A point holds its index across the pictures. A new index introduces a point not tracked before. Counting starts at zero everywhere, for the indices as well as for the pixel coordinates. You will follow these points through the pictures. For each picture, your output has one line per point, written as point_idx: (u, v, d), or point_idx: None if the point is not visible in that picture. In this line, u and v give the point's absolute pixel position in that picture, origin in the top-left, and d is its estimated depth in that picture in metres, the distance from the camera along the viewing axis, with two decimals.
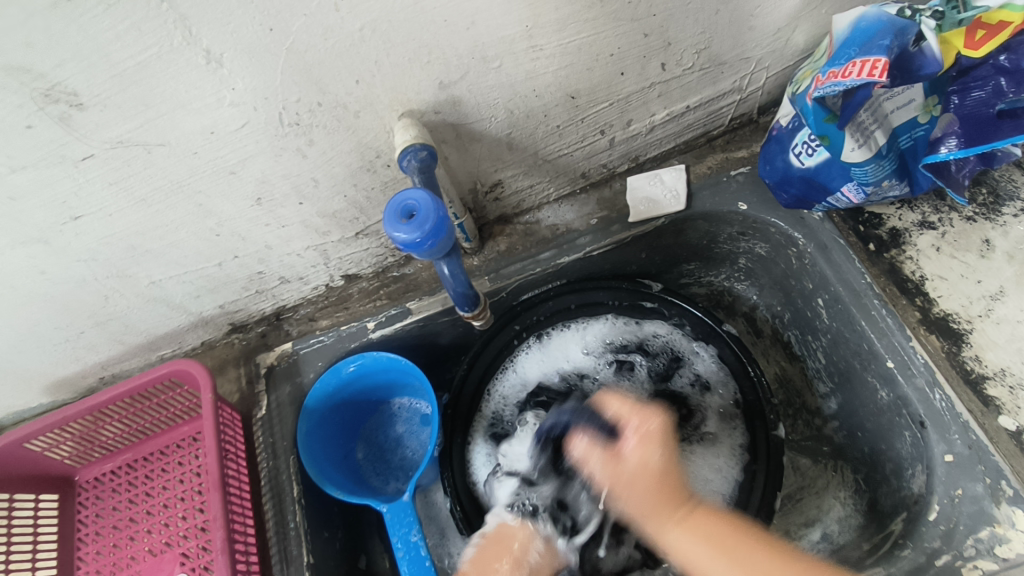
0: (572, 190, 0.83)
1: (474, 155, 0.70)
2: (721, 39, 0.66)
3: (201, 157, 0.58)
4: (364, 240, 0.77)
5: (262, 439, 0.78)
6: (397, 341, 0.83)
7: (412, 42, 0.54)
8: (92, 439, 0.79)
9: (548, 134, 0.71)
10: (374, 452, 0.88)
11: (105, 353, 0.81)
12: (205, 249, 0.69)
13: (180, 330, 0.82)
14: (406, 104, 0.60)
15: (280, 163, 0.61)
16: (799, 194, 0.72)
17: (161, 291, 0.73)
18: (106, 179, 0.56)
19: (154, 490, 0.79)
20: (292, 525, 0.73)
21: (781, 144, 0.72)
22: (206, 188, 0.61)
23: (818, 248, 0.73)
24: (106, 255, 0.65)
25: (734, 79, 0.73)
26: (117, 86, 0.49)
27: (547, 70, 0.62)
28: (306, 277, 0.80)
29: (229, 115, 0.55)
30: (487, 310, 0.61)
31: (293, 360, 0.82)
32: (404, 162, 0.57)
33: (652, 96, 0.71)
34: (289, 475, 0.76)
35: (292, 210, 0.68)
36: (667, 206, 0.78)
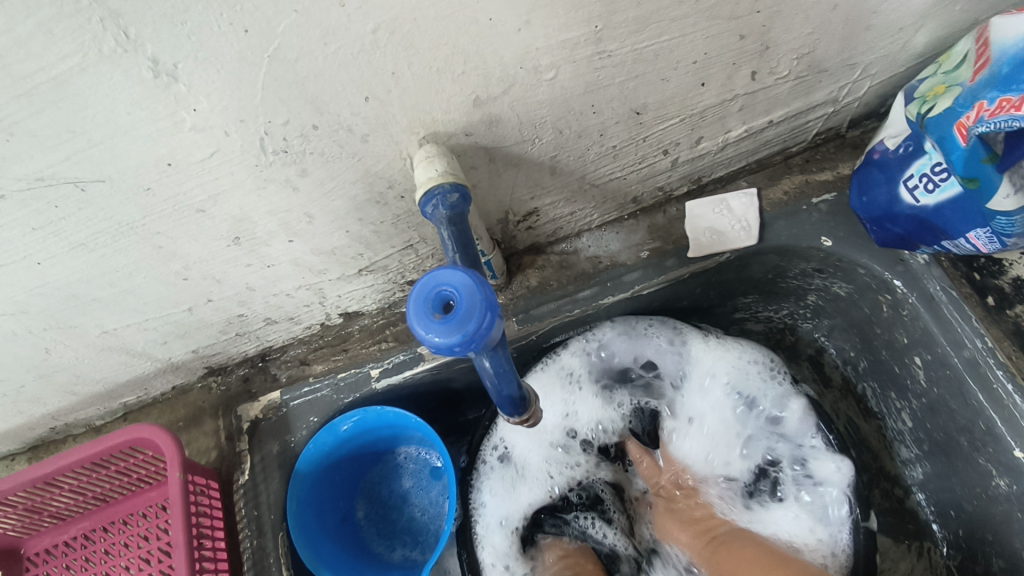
0: (618, 215, 0.69)
1: (509, 182, 0.55)
2: (829, 41, 0.52)
3: (157, 193, 0.43)
4: (369, 277, 0.63)
5: (243, 511, 0.65)
6: (406, 391, 0.70)
7: (443, 47, 0.39)
8: (39, 509, 0.65)
9: (602, 155, 0.57)
10: (377, 511, 0.76)
11: (55, 404, 0.67)
12: (171, 295, 0.55)
13: (145, 376, 0.68)
14: (430, 125, 0.45)
15: (264, 198, 0.47)
16: (905, 233, 0.59)
17: (118, 340, 0.59)
18: (27, 223, 0.42)
19: (115, 570, 0.66)
20: None
21: (886, 172, 0.58)
22: (167, 229, 0.47)
23: (923, 300, 0.60)
24: (41, 307, 0.51)
25: (831, 89, 0.59)
26: (26, 107, 0.34)
27: (613, 82, 0.47)
28: (298, 317, 0.66)
29: (192, 143, 0.40)
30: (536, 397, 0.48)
31: (282, 414, 0.69)
32: (428, 209, 0.43)
33: (732, 110, 0.57)
34: (277, 558, 0.64)
35: (280, 249, 0.54)
36: (735, 239, 0.65)
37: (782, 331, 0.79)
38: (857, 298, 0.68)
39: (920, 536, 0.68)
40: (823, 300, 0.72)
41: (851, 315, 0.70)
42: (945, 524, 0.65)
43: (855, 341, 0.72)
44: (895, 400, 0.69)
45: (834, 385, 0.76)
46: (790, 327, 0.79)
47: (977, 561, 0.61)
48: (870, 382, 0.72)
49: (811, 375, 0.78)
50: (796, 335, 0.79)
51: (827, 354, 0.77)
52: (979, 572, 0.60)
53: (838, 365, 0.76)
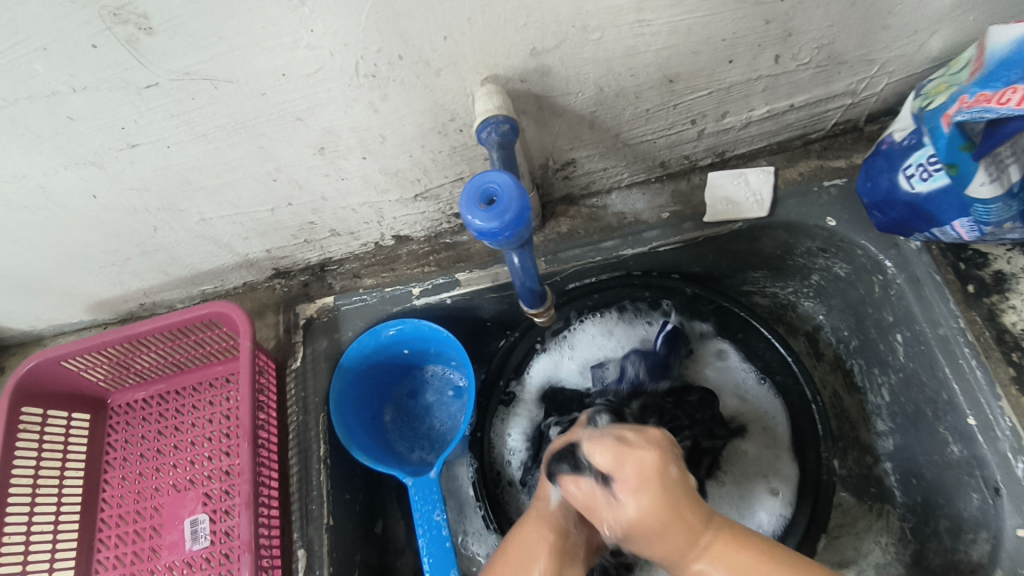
0: (647, 178, 0.77)
1: (552, 130, 0.64)
2: (848, 36, 0.59)
3: (269, 99, 0.54)
4: (422, 203, 0.73)
5: (294, 392, 0.76)
6: (440, 311, 0.81)
7: (512, 0, 0.48)
8: (127, 365, 0.78)
9: (635, 117, 0.65)
10: (402, 417, 0.86)
11: (150, 281, 0.80)
12: (260, 193, 0.66)
13: (224, 269, 0.80)
14: (491, 68, 0.54)
15: (350, 115, 0.57)
16: (899, 219, 0.66)
17: (210, 229, 0.71)
18: (168, 110, 0.53)
19: (183, 425, 0.79)
20: (316, 484, 0.72)
21: (889, 162, 0.65)
22: (270, 132, 0.58)
23: (908, 281, 0.67)
24: (160, 187, 0.63)
25: (849, 82, 0.66)
26: (191, 13, 0.45)
27: (650, 48, 0.56)
28: (357, 232, 0.77)
29: (304, 58, 0.50)
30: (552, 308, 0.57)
31: (333, 316, 0.80)
32: (483, 135, 0.52)
33: (756, 89, 0.64)
34: (317, 433, 0.75)
35: (354, 163, 0.64)
36: (748, 211, 0.73)
37: (784, 307, 0.87)
38: (854, 278, 0.74)
39: (881, 498, 0.75)
40: (824, 279, 0.79)
41: (848, 295, 0.77)
42: (907, 491, 0.72)
43: (849, 320, 0.79)
44: (877, 376, 0.76)
45: (825, 360, 0.84)
46: (793, 303, 0.86)
47: (928, 522, 0.68)
48: (858, 359, 0.79)
49: (806, 349, 0.86)
50: (797, 312, 0.86)
51: (823, 332, 0.84)
52: (929, 532, 0.68)
53: (832, 343, 0.83)
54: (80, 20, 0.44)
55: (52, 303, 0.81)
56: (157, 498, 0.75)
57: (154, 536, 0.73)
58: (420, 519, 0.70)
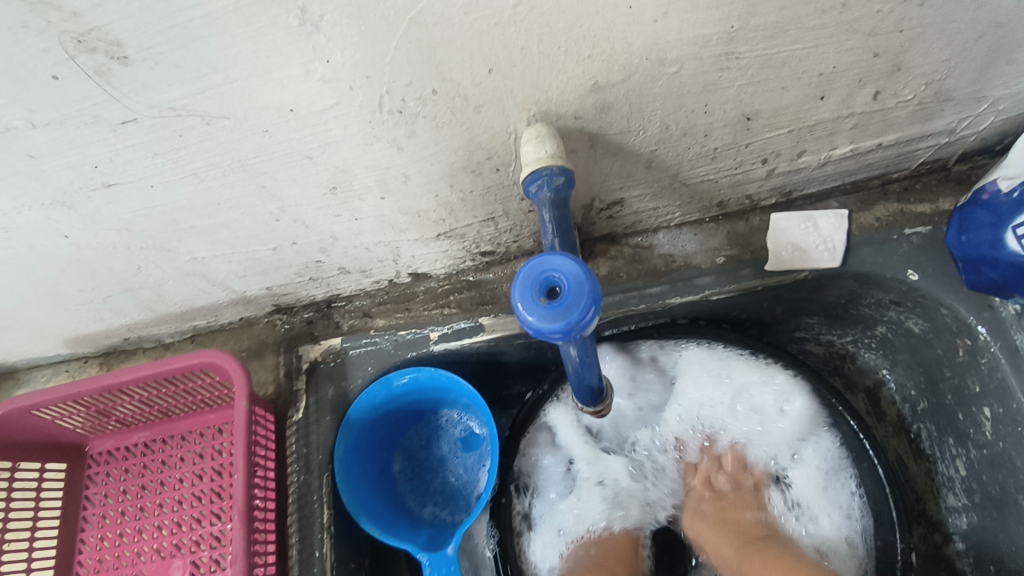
0: (699, 217, 0.68)
1: (602, 169, 0.55)
2: (964, 71, 0.49)
3: (272, 136, 0.44)
4: (445, 242, 0.64)
5: (294, 447, 0.67)
6: (460, 358, 0.72)
7: (578, 29, 0.39)
8: (107, 412, 0.70)
9: (700, 155, 0.56)
10: (413, 468, 0.78)
11: (134, 317, 0.71)
12: (261, 232, 0.57)
13: (219, 305, 0.71)
14: (542, 104, 0.45)
15: (369, 153, 0.48)
16: (1000, 280, 0.57)
17: (203, 267, 0.62)
18: (150, 147, 0.44)
19: (170, 480, 0.70)
20: (319, 557, 0.64)
21: (993, 215, 0.56)
22: (273, 170, 0.48)
23: (1006, 351, 0.58)
24: (142, 227, 0.53)
25: (950, 120, 0.56)
26: (177, 39, 0.35)
27: (732, 84, 0.46)
28: (370, 270, 0.68)
29: (317, 92, 0.41)
30: (609, 392, 0.48)
31: (339, 360, 0.71)
32: (532, 189, 0.44)
33: (843, 127, 0.55)
34: (320, 496, 0.66)
35: (371, 203, 0.55)
36: (817, 260, 0.64)
37: (840, 358, 0.78)
38: (932, 337, 0.66)
39: None
40: (891, 333, 0.70)
41: (921, 354, 0.68)
42: None
43: (919, 380, 0.70)
44: (951, 446, 0.68)
45: (886, 420, 0.75)
46: (851, 354, 0.77)
47: None
48: (926, 424, 0.70)
49: (865, 406, 0.77)
50: (855, 364, 0.77)
51: (885, 388, 0.75)
52: None
53: (895, 402, 0.74)
54: (34, 47, 0.34)
55: (24, 339, 0.72)
56: (139, 564, 0.67)
57: None
58: None
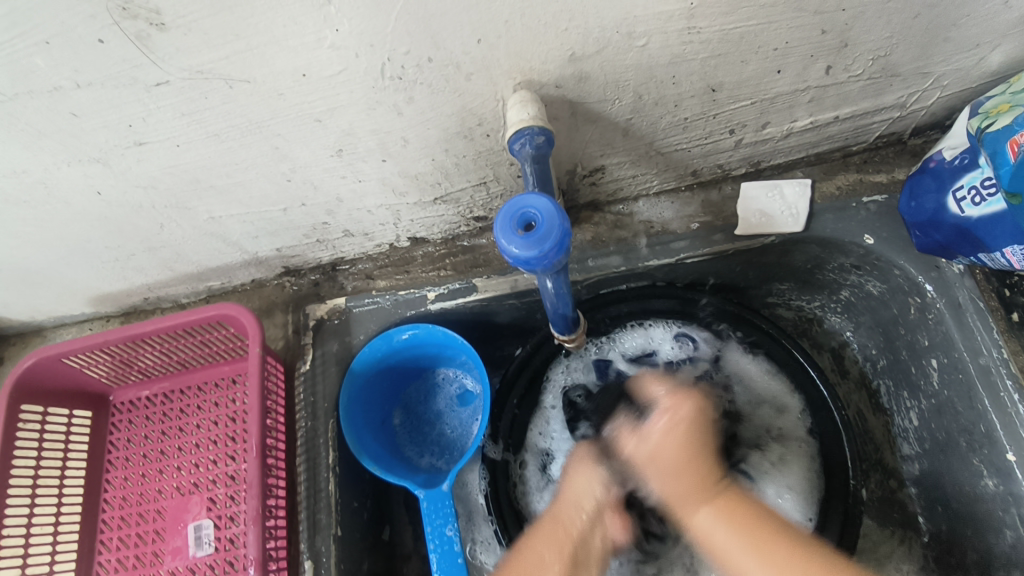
0: (676, 186, 0.74)
1: (583, 136, 0.61)
2: (906, 48, 0.55)
3: (287, 99, 0.50)
4: (441, 206, 0.70)
5: (303, 396, 0.74)
6: (455, 316, 0.78)
7: (555, 4, 0.44)
8: (130, 363, 0.76)
9: (672, 125, 0.61)
10: (412, 421, 0.85)
11: (153, 276, 0.77)
12: (273, 193, 0.63)
13: (232, 266, 0.77)
14: (526, 73, 0.51)
15: (371, 117, 0.54)
16: (944, 241, 0.63)
17: (219, 227, 0.68)
18: (178, 109, 0.49)
19: (187, 426, 0.76)
20: (325, 493, 0.70)
21: (938, 182, 0.62)
22: (286, 132, 0.54)
23: (950, 307, 0.64)
24: (167, 186, 0.59)
25: (900, 94, 0.62)
26: (207, 8, 0.41)
27: (696, 57, 0.52)
28: (372, 233, 0.74)
29: (327, 59, 0.46)
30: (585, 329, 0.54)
31: (344, 318, 0.77)
32: (516, 147, 0.49)
33: (802, 100, 0.60)
34: (326, 440, 0.72)
35: (373, 166, 0.61)
36: (782, 225, 0.69)
37: (809, 321, 0.84)
38: (888, 298, 0.71)
39: (904, 524, 0.74)
40: (854, 296, 0.76)
41: (879, 314, 0.74)
42: (931, 517, 0.70)
43: (878, 339, 0.76)
44: (905, 398, 0.74)
45: (850, 378, 0.81)
46: (818, 318, 0.83)
47: (954, 551, 0.67)
48: (885, 380, 0.77)
49: (830, 366, 0.83)
50: (823, 326, 0.83)
51: (849, 349, 0.81)
52: (954, 562, 0.67)
53: (858, 361, 0.80)
54: (85, 14, 0.40)
55: (51, 296, 0.78)
56: (160, 501, 0.73)
57: (157, 541, 0.71)
58: (431, 533, 0.68)
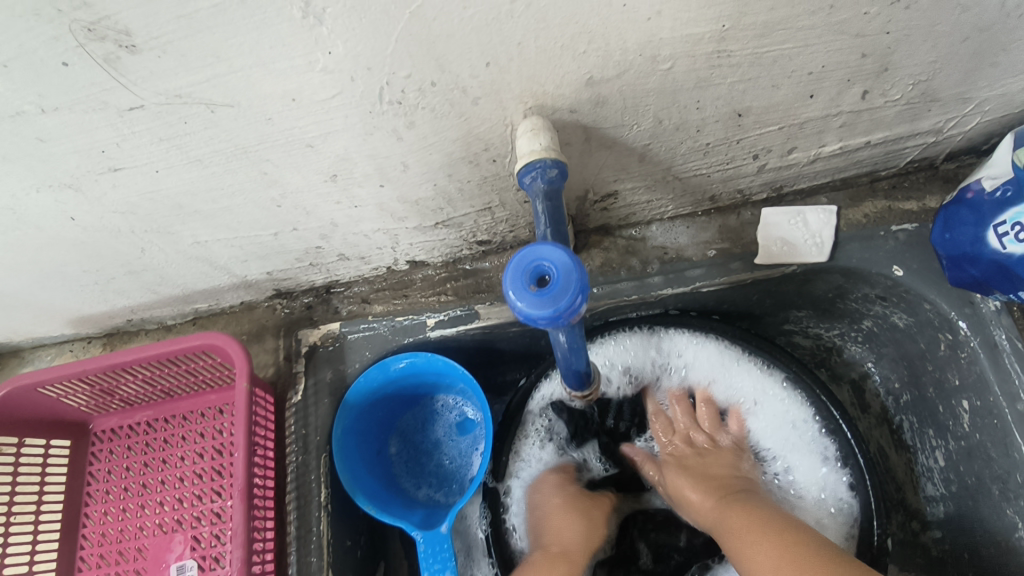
0: (692, 210, 0.70)
1: (597, 161, 0.56)
2: (949, 73, 0.51)
3: (275, 124, 0.46)
4: (442, 231, 0.66)
5: (293, 428, 0.70)
6: (456, 344, 0.73)
7: (572, 26, 0.40)
8: (111, 391, 0.72)
9: (692, 150, 0.57)
10: (408, 451, 0.81)
11: (136, 299, 0.72)
12: (262, 218, 0.58)
13: (220, 288, 0.73)
14: (538, 97, 0.46)
15: (369, 142, 0.49)
16: (980, 277, 0.59)
17: (205, 251, 0.63)
18: (156, 134, 0.45)
19: (171, 458, 0.72)
20: (315, 534, 0.66)
21: (977, 214, 0.58)
22: (276, 158, 0.50)
23: (985, 347, 0.60)
24: (147, 211, 0.55)
25: (937, 120, 0.58)
26: (184, 29, 0.36)
27: (723, 81, 0.48)
28: (368, 257, 0.69)
29: (319, 83, 0.42)
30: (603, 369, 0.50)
31: (338, 345, 0.73)
32: (526, 180, 0.45)
33: (832, 125, 0.56)
34: (318, 476, 0.68)
35: (370, 191, 0.56)
36: (805, 254, 0.65)
37: (827, 351, 0.80)
38: (915, 331, 0.67)
39: (928, 570, 0.70)
40: (877, 328, 0.72)
41: (905, 348, 0.70)
42: (957, 565, 0.66)
43: (902, 373, 0.72)
44: (931, 438, 0.70)
45: (870, 412, 0.77)
46: (838, 347, 0.79)
47: None
48: (909, 416, 0.72)
49: (849, 398, 0.79)
50: (842, 357, 0.79)
51: (869, 381, 0.77)
52: None
53: (880, 394, 0.76)
54: (46, 34, 0.35)
55: (28, 318, 0.74)
56: (141, 539, 0.69)
57: None
58: None
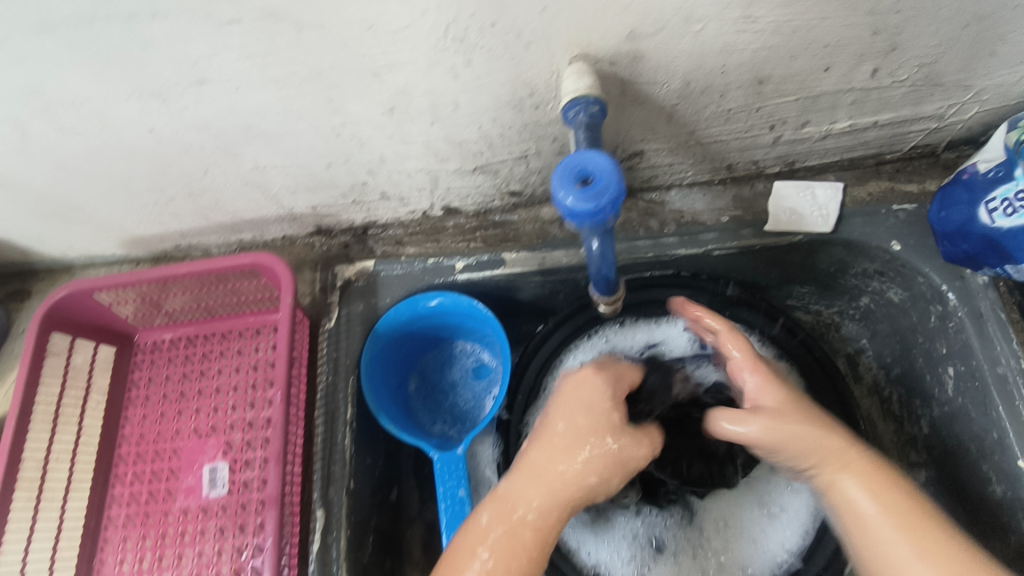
0: (710, 179, 0.75)
1: (629, 118, 0.62)
2: (953, 57, 0.56)
3: (349, 51, 0.51)
4: (479, 177, 0.71)
5: (326, 351, 0.75)
6: (480, 289, 0.79)
7: None
8: (158, 304, 0.78)
9: (715, 115, 0.63)
10: (426, 390, 0.86)
11: (189, 224, 0.78)
12: (320, 147, 0.64)
13: (267, 220, 0.78)
14: (583, 47, 0.52)
15: (427, 78, 0.55)
16: (970, 252, 0.64)
17: (261, 177, 0.69)
18: (244, 51, 0.51)
19: (209, 371, 0.78)
20: (341, 446, 0.71)
21: (970, 193, 0.63)
22: (342, 85, 0.55)
23: (971, 316, 0.65)
24: (219, 129, 0.60)
25: (940, 105, 0.63)
26: None
27: (749, 46, 0.53)
28: (407, 198, 0.75)
29: (394, 13, 0.48)
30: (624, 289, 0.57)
31: (371, 280, 0.78)
32: (570, 114, 0.51)
33: (844, 101, 0.62)
34: (345, 395, 0.74)
35: (420, 128, 0.62)
36: (811, 224, 0.71)
37: (826, 326, 0.85)
38: (909, 306, 0.73)
39: None
40: (874, 303, 0.77)
41: (898, 322, 0.75)
42: None
43: (894, 347, 0.77)
44: (916, 406, 0.75)
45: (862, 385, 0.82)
46: (836, 324, 0.84)
47: None
48: (898, 388, 0.78)
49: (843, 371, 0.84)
50: (839, 333, 0.85)
51: (863, 356, 0.83)
52: None
53: (872, 368, 0.81)
54: None
55: (88, 234, 0.80)
56: (177, 440, 0.75)
57: (172, 478, 0.73)
58: (443, 493, 0.70)
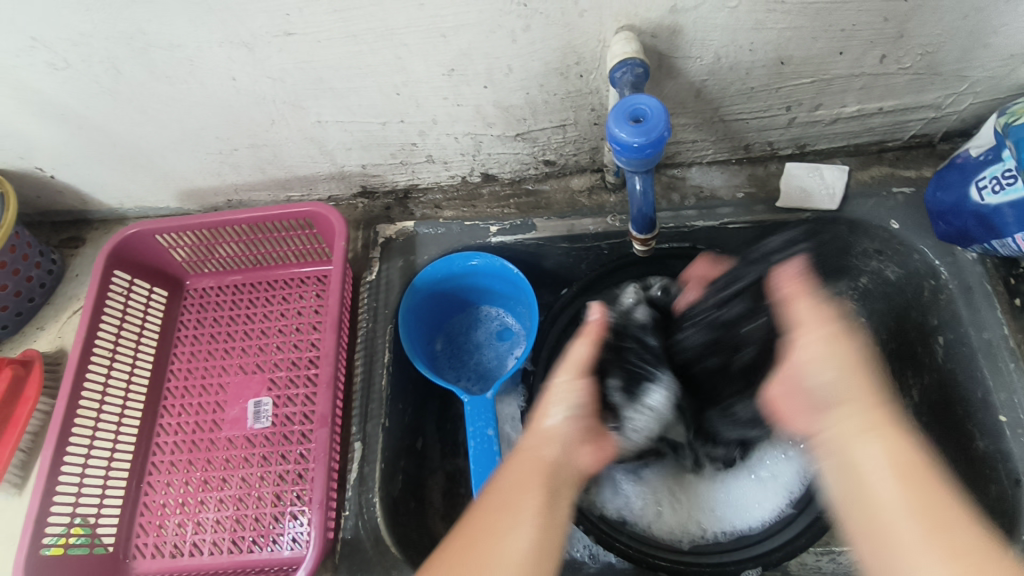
0: (727, 158, 0.82)
1: (662, 90, 0.69)
2: (951, 48, 0.64)
3: (425, 10, 0.58)
4: (519, 143, 0.78)
5: (367, 301, 0.81)
6: (512, 252, 0.85)
7: None
8: (211, 251, 0.83)
9: (739, 93, 0.70)
10: (451, 349, 0.91)
11: (245, 178, 0.84)
12: (380, 104, 0.71)
13: (318, 178, 0.85)
14: (630, 18, 0.59)
15: (489, 40, 0.62)
16: (962, 228, 0.71)
17: (322, 132, 0.75)
18: (334, 5, 0.57)
19: (255, 315, 0.83)
20: (378, 387, 0.77)
21: (963, 174, 0.70)
22: (413, 43, 0.62)
23: (961, 288, 0.73)
24: (294, 80, 0.67)
25: (938, 95, 0.71)
26: None
27: (775, 26, 0.61)
28: (450, 162, 0.81)
29: None
30: (657, 237, 0.64)
31: (411, 238, 0.84)
32: (618, 75, 0.58)
33: (853, 86, 0.69)
34: (384, 341, 0.79)
35: (474, 91, 0.69)
36: (819, 202, 0.78)
37: None
38: None
39: None
40: None
41: None
42: None
43: None
44: None
45: None
46: None
47: None
48: None
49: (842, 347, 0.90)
50: None
51: None
52: None
53: None
54: None
55: (148, 184, 0.85)
56: (223, 377, 0.80)
57: (217, 411, 0.78)
58: (473, 432, 0.75)
